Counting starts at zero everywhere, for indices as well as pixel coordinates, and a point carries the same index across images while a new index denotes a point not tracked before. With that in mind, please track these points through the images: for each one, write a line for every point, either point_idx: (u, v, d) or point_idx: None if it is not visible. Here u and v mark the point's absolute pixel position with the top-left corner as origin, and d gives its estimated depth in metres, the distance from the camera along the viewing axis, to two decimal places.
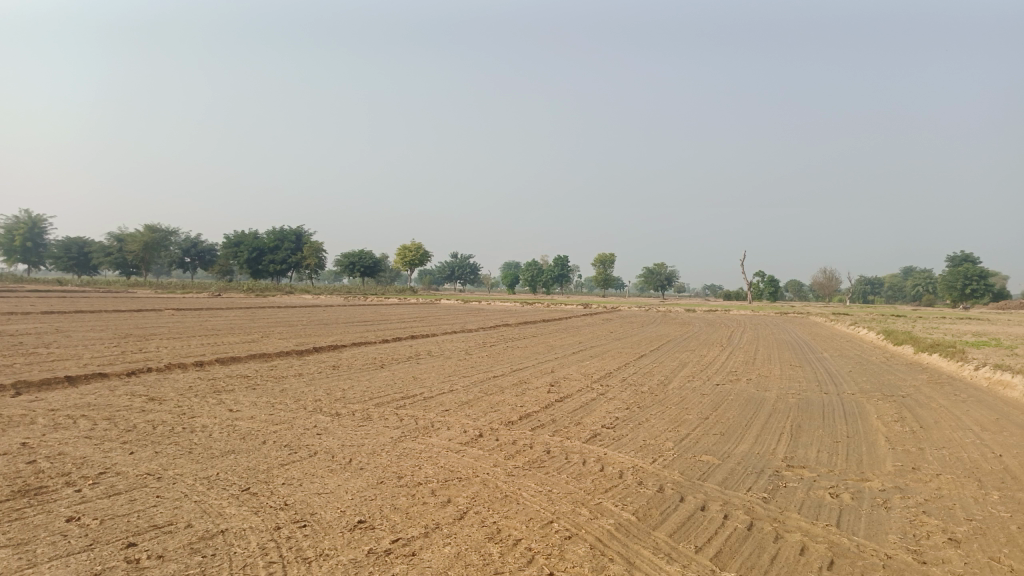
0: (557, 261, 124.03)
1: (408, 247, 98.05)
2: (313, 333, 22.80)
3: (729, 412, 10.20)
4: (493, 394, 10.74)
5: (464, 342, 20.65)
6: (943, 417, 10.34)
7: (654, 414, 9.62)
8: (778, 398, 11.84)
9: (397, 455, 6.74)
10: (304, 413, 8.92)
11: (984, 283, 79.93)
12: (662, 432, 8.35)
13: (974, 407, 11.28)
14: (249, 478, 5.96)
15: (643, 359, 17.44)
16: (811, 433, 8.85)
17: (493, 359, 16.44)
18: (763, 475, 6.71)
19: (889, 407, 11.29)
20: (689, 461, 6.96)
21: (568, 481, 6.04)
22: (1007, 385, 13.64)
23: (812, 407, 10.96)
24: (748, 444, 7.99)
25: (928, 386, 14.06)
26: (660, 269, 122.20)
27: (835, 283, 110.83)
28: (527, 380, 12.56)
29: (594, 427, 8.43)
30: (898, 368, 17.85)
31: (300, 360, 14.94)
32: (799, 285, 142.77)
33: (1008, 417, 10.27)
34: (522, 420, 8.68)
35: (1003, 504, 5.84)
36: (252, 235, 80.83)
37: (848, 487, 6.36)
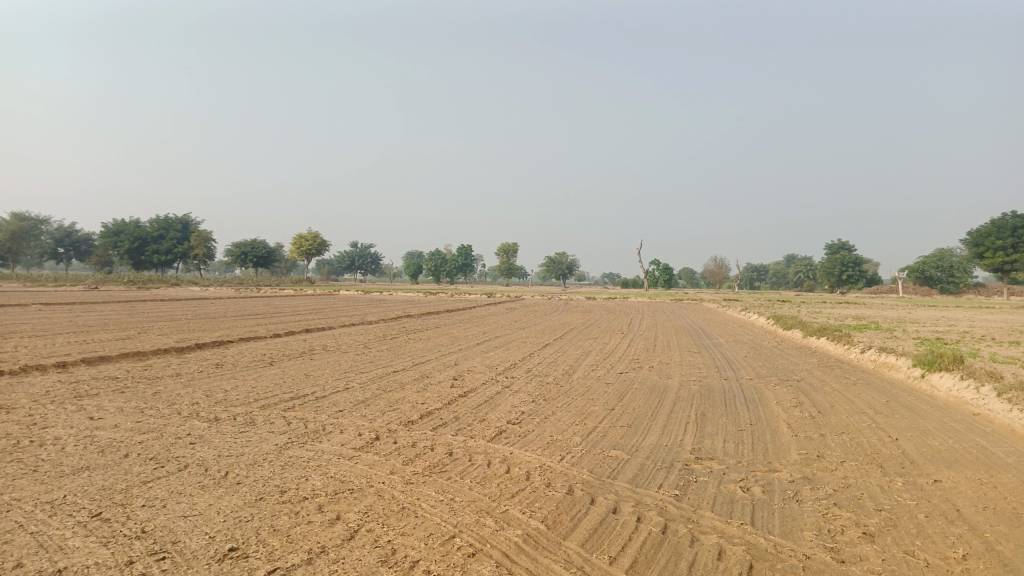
0: (460, 251, 123.33)
1: (305, 236, 94.83)
2: (198, 328, 21.28)
3: (635, 402, 10.01)
4: (391, 390, 10.13)
5: (363, 335, 19.81)
6: (838, 400, 10.55)
7: (559, 407, 9.29)
8: (681, 386, 11.80)
9: (282, 466, 6.06)
10: (178, 419, 8.03)
11: (859, 270, 85.43)
12: (569, 427, 8.02)
13: (865, 389, 11.61)
14: (102, 501, 5.14)
15: (547, 348, 17.20)
16: (716, 421, 8.76)
17: (393, 352, 15.75)
18: (673, 469, 6.46)
19: (786, 392, 11.45)
20: (598, 458, 6.63)
21: (471, 487, 5.56)
22: (891, 367, 14.21)
23: (715, 395, 10.94)
24: (657, 436, 7.77)
25: (820, 370, 14.45)
26: (561, 258, 123.87)
27: (724, 271, 115.87)
28: (429, 375, 12.01)
29: (498, 424, 8.00)
30: (790, 352, 18.43)
31: (180, 358, 13.77)
32: (693, 273, 148.20)
33: (897, 398, 10.59)
34: (422, 419, 8.13)
35: (908, 490, 5.82)
36: (134, 224, 75.83)
37: (758, 480, 6.19)
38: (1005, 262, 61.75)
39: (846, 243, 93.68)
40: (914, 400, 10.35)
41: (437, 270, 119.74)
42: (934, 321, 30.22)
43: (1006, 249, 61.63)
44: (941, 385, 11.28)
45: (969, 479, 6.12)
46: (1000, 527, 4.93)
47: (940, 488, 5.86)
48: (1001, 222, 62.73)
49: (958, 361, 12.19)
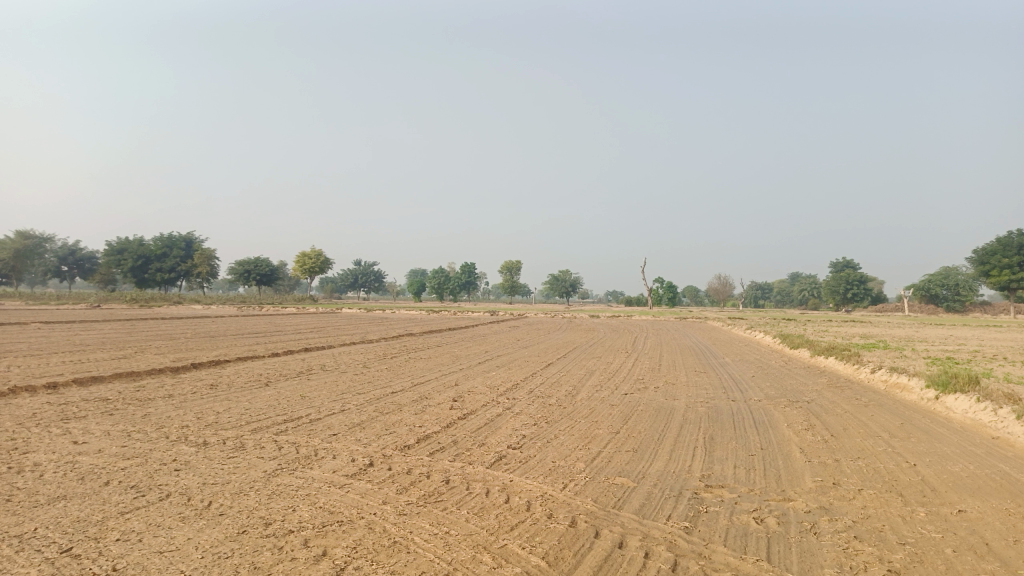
0: (464, 268, 123.20)
1: (308, 254, 94.76)
2: (196, 347, 21.00)
3: (640, 424, 9.68)
4: (389, 413, 9.81)
5: (363, 355, 19.50)
6: (851, 423, 10.21)
7: (562, 430, 8.95)
8: (687, 407, 11.45)
9: (268, 496, 5.75)
10: (165, 444, 7.73)
11: (864, 288, 85.02)
12: (572, 451, 7.69)
13: (877, 411, 11.24)
14: (74, 535, 4.83)
15: (550, 368, 16.86)
16: (725, 445, 8.42)
17: (392, 372, 15.45)
18: (682, 498, 6.12)
19: (796, 413, 11.11)
20: (602, 485, 6.30)
21: (467, 519, 5.24)
22: (904, 388, 13.84)
23: (723, 417, 10.60)
24: (664, 461, 7.43)
25: (830, 391, 14.08)
26: (565, 276, 123.72)
27: (728, 290, 115.75)
28: (428, 396, 11.68)
29: (498, 449, 7.67)
30: (798, 372, 18.06)
31: (174, 378, 13.48)
32: (697, 291, 147.80)
33: (912, 421, 10.23)
34: (419, 443, 7.81)
35: (932, 522, 5.47)
36: (138, 242, 75.82)
37: (772, 510, 5.85)
38: (1011, 280, 61.38)
39: (851, 261, 93.30)
40: (930, 423, 9.99)
41: (441, 288, 119.56)
42: (943, 339, 29.78)
43: (1012, 267, 61.28)
44: (957, 407, 10.91)
45: (996, 509, 5.77)
46: None
47: (966, 519, 5.52)
48: (1007, 240, 62.43)
49: (974, 382, 11.82)
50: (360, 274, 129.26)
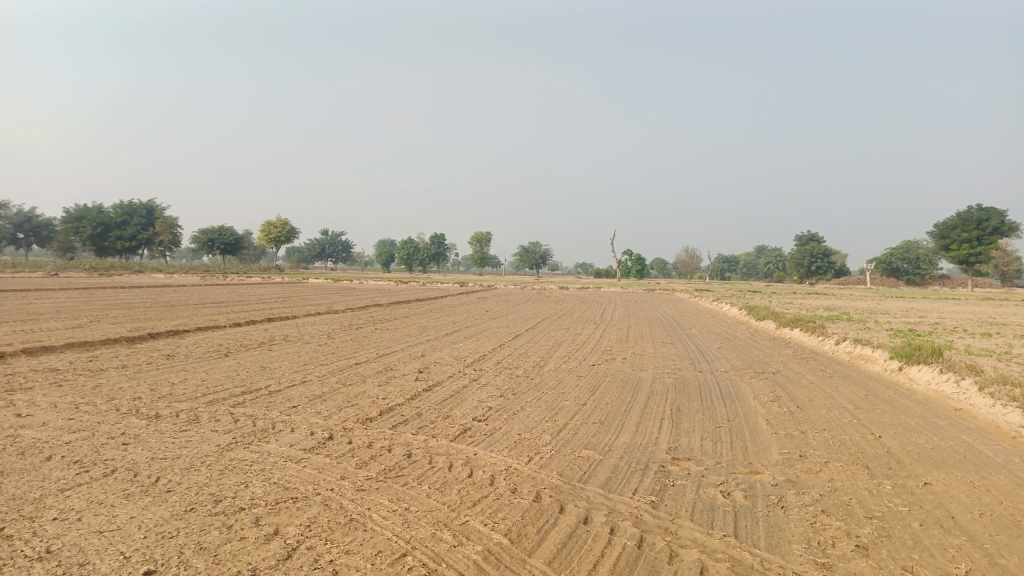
0: (433, 239, 122.27)
1: (274, 223, 93.10)
2: (156, 317, 20.43)
3: (608, 396, 9.57)
4: (351, 385, 9.57)
5: (329, 325, 19.15)
6: (816, 394, 10.23)
7: (529, 402, 8.80)
8: (655, 378, 11.39)
9: (220, 472, 5.50)
10: (115, 416, 7.40)
11: (828, 261, 86.34)
12: (539, 423, 7.54)
13: (842, 383, 11.30)
14: (9, 514, 4.55)
15: (518, 339, 16.71)
16: (692, 417, 8.34)
17: (357, 343, 15.16)
18: (649, 471, 6.01)
19: (762, 385, 11.11)
20: (568, 458, 6.16)
21: (428, 495, 5.06)
22: (867, 360, 13.97)
23: (690, 388, 10.54)
24: (631, 434, 7.32)
25: (796, 362, 14.15)
26: (535, 248, 123.53)
27: (695, 262, 116.79)
28: (393, 367, 11.45)
29: (463, 421, 7.49)
30: (764, 343, 18.18)
31: (130, 349, 13.04)
32: (665, 263, 148.88)
33: (876, 392, 10.28)
34: (381, 416, 7.60)
35: (898, 495, 5.42)
36: (97, 209, 73.65)
37: (739, 483, 5.76)
38: (970, 255, 62.76)
39: (816, 235, 94.56)
40: (893, 394, 10.05)
41: (410, 258, 118.51)
42: (904, 312, 30.32)
43: (971, 242, 62.63)
44: (920, 379, 11.01)
45: (961, 482, 5.75)
46: (1001, 536, 4.55)
47: (932, 492, 5.48)
48: (967, 215, 63.66)
49: (936, 354, 11.94)
50: (328, 244, 127.57)
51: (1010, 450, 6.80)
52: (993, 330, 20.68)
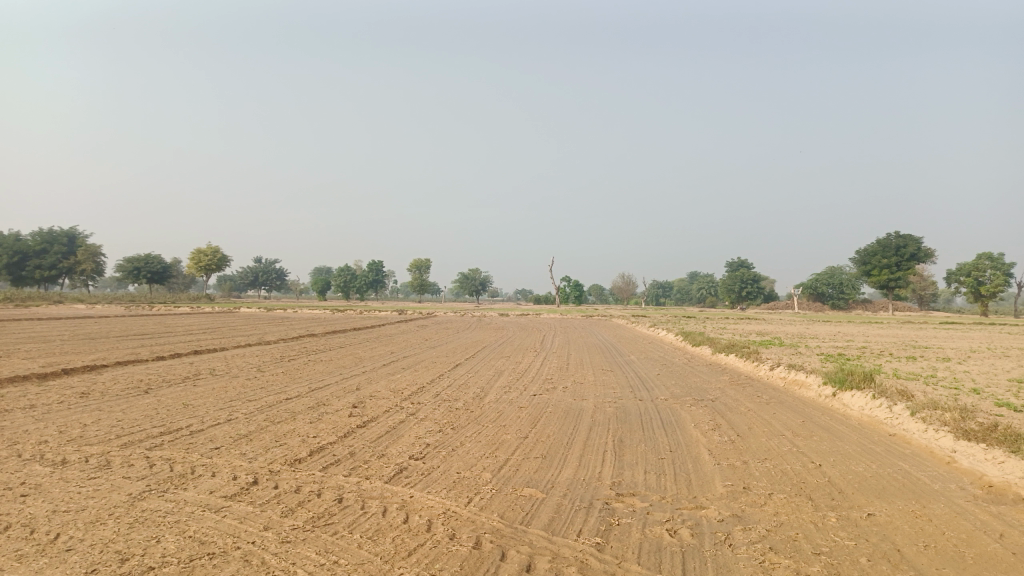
0: (371, 266, 120.73)
1: (204, 251, 90.26)
2: (72, 351, 19.24)
3: (549, 428, 9.35)
4: (280, 423, 9.07)
5: (259, 358, 18.38)
6: (755, 422, 10.25)
7: (468, 437, 8.49)
8: (596, 408, 11.23)
9: (130, 526, 5.02)
10: (14, 464, 6.76)
11: (758, 287, 88.89)
12: (479, 460, 7.25)
13: (779, 409, 11.38)
14: None
15: (457, 369, 16.37)
16: (634, 449, 8.18)
17: (289, 376, 14.55)
18: (593, 509, 5.79)
19: (702, 412, 11.08)
20: (509, 498, 5.89)
21: (360, 545, 4.71)
22: (802, 385, 14.18)
23: (632, 418, 10.41)
24: (573, 469, 7.10)
25: (733, 389, 14.25)
26: (474, 275, 123.30)
27: (631, 288, 118.64)
28: (326, 402, 10.95)
29: (399, 460, 7.13)
30: (701, 370, 18.32)
31: (40, 386, 12.15)
32: (602, 289, 150.82)
33: (813, 419, 10.36)
34: (311, 458, 7.17)
35: (844, 528, 5.35)
36: (12, 237, 69.91)
37: (685, 519, 5.60)
38: (890, 280, 65.60)
39: (746, 261, 97.38)
40: (829, 420, 10.15)
41: (347, 286, 116.61)
42: (832, 336, 31.25)
43: (891, 268, 65.49)
44: (853, 405, 11.20)
45: (903, 511, 5.73)
46: (947, 570, 4.50)
47: (876, 524, 5.44)
48: (886, 242, 66.60)
49: (868, 379, 12.17)
50: (262, 271, 124.46)
51: (946, 476, 6.88)
52: (917, 354, 21.42)
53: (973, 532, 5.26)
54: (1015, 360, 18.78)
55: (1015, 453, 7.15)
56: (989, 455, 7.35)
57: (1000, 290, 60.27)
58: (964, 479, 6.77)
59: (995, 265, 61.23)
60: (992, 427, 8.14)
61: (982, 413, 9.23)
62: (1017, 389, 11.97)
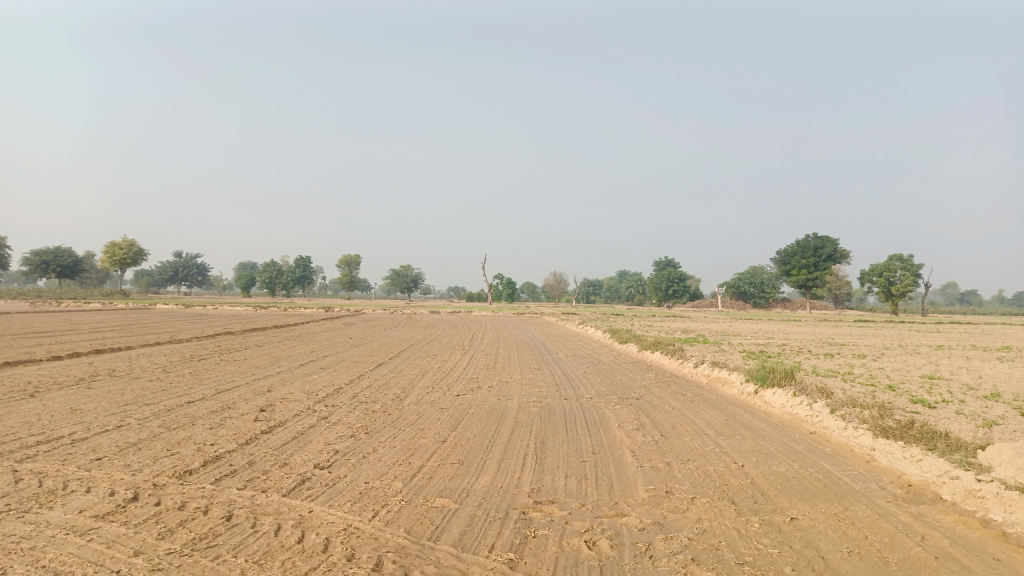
0: (298, 262, 117.51)
1: (118, 244, 85.92)
2: None
3: (469, 430, 8.92)
4: (176, 431, 8.34)
5: (167, 358, 17.27)
6: (679, 420, 10.09)
7: (381, 442, 7.96)
8: (519, 408, 10.87)
9: None
10: None
11: (684, 285, 90.90)
12: (391, 468, 6.75)
13: (703, 407, 11.27)
14: None
15: (379, 368, 15.74)
16: (556, 451, 7.83)
17: (196, 378, 13.63)
18: (509, 519, 5.40)
19: (626, 411, 10.87)
20: (419, 511, 5.45)
21: (243, 571, 4.18)
22: (726, 382, 14.22)
23: (556, 418, 10.07)
24: (491, 475, 6.68)
25: (658, 387, 14.14)
26: (406, 272, 121.74)
27: (562, 286, 119.71)
28: (231, 406, 10.20)
29: (302, 470, 6.59)
30: (627, 367, 18.27)
31: None
32: (533, 287, 151.47)
33: (736, 417, 10.28)
34: (204, 470, 6.57)
35: (767, 534, 5.13)
36: None
37: (605, 529, 5.27)
38: (808, 280, 68.04)
39: (673, 260, 99.35)
40: (752, 418, 10.09)
41: (272, 282, 113.18)
42: (753, 334, 31.95)
43: (809, 268, 67.91)
44: (775, 402, 11.22)
45: (825, 515, 5.57)
46: None
47: (799, 529, 5.25)
48: (805, 243, 68.98)
49: (790, 377, 12.24)
50: (182, 267, 119.59)
51: (866, 475, 6.82)
52: (834, 351, 21.99)
53: (896, 535, 5.13)
54: (924, 356, 19.47)
55: (932, 451, 7.17)
56: (907, 452, 7.36)
57: (908, 289, 63.30)
58: (883, 478, 6.71)
59: (904, 266, 64.26)
60: (909, 424, 8.19)
61: (898, 410, 9.33)
62: (929, 386, 12.27)
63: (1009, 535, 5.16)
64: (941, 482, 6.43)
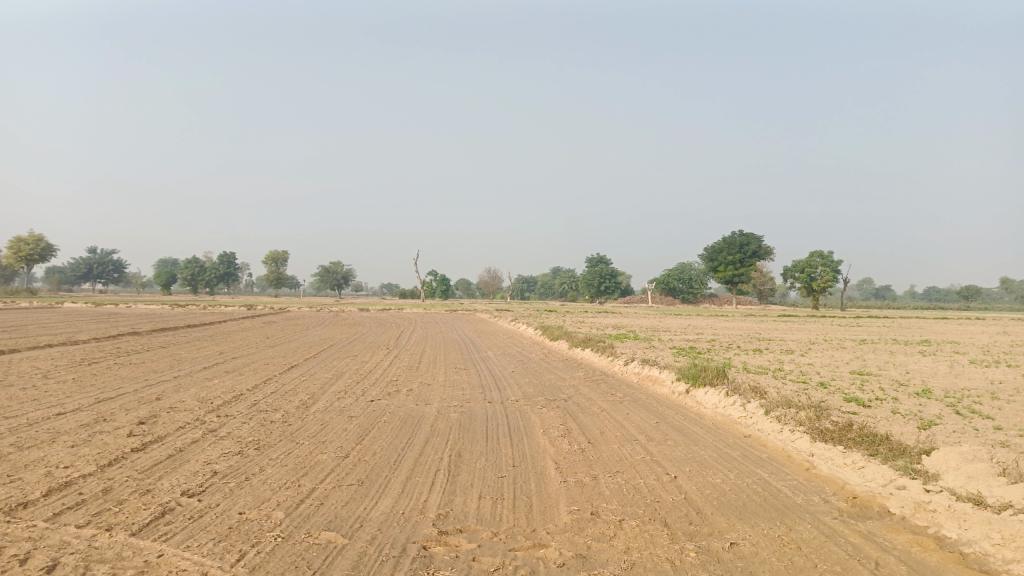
0: (222, 259, 113.05)
1: (24, 239, 80.62)
2: None
3: (377, 442, 7.97)
4: (28, 451, 7.12)
5: (52, 362, 15.59)
6: (608, 424, 9.40)
7: (271, 461, 6.94)
8: (437, 413, 9.96)
9: None
10: None
11: (616, 282, 91.75)
12: (274, 495, 5.77)
13: (633, 409, 10.62)
14: None
15: (291, 371, 14.56)
16: (472, 464, 6.98)
17: (78, 385, 12.17)
18: (405, 557, 4.53)
19: (552, 414, 10.11)
20: (294, 551, 4.51)
21: None
22: (656, 381, 13.69)
23: (476, 424, 9.20)
24: (393, 497, 5.77)
25: (587, 387, 13.45)
26: (336, 268, 118.68)
27: (497, 282, 119.37)
28: (107, 419, 8.96)
29: (167, 500, 5.57)
30: (557, 366, 17.60)
31: None
32: (467, 283, 150.51)
33: (667, 420, 9.65)
34: (45, 501, 5.48)
35: (704, 567, 4.42)
36: None
37: (517, 566, 4.45)
38: (735, 276, 69.36)
39: (605, 257, 100.01)
40: (683, 421, 9.49)
41: (194, 279, 108.36)
42: (682, 330, 31.96)
43: (736, 264, 69.32)
44: (707, 403, 10.69)
45: (768, 539, 4.91)
46: None
47: (740, 558, 4.57)
48: (731, 239, 70.26)
49: (722, 375, 11.77)
50: (97, 263, 113.24)
51: (808, 486, 6.23)
52: (762, 346, 21.89)
53: (848, 563, 4.49)
54: (850, 351, 19.55)
55: (875, 458, 6.68)
56: (848, 459, 6.85)
57: (828, 284, 65.31)
58: (825, 489, 6.14)
59: (825, 262, 66.24)
60: (848, 427, 7.72)
61: (834, 410, 8.90)
62: (859, 382, 12.01)
63: (969, 557, 4.60)
64: (887, 493, 5.91)
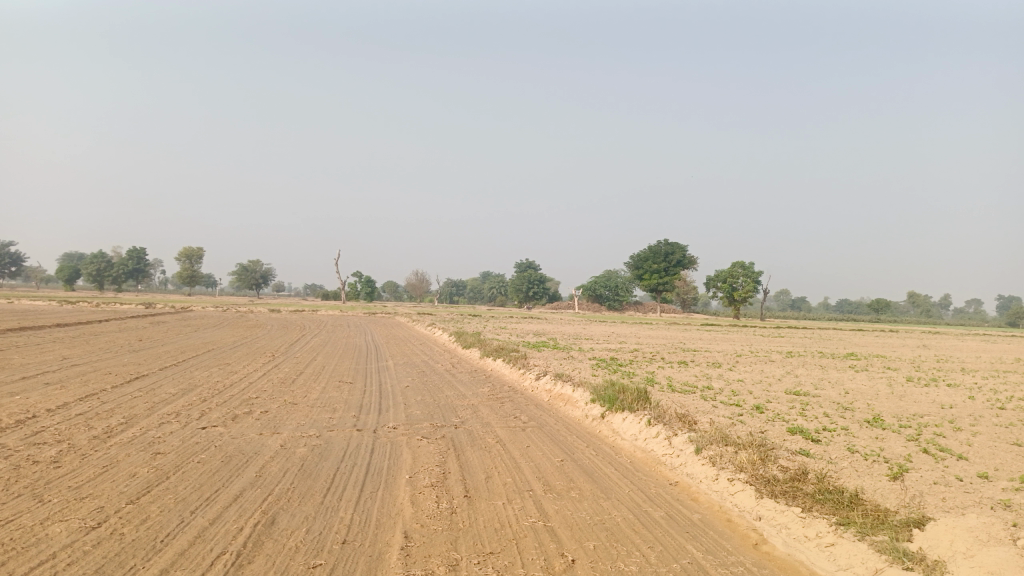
0: (132, 253, 105.57)
1: None
2: None
3: (162, 499, 5.60)
4: None
5: None
6: (499, 462, 7.31)
7: None
8: (280, 448, 7.61)
9: None
10: None
11: (543, 287, 90.47)
12: None
13: (535, 441, 8.55)
14: None
15: (128, 385, 11.80)
16: (283, 541, 4.74)
17: None
18: None
19: (431, 447, 7.94)
20: None
21: None
22: (568, 402, 11.68)
23: (324, 465, 6.95)
24: None
25: (488, 407, 11.32)
26: (254, 267, 112.99)
27: (423, 286, 116.70)
28: None
29: None
30: (461, 379, 15.43)
31: None
32: (395, 287, 146.51)
33: (576, 458, 7.60)
34: None
35: None
36: None
37: None
38: (660, 285, 68.77)
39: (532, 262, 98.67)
40: (597, 460, 7.47)
41: (99, 276, 100.99)
42: (604, 338, 30.17)
43: (660, 272, 68.67)
44: (625, 433, 8.74)
45: None
46: None
47: None
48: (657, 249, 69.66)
49: (644, 399, 9.87)
50: None
51: None
52: (687, 358, 20.26)
53: None
54: (779, 366, 18.14)
55: (847, 531, 4.81)
56: (811, 531, 4.97)
57: (750, 295, 65.56)
58: None
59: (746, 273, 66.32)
60: (803, 478, 5.87)
61: (779, 448, 7.05)
62: (800, 407, 10.32)
63: None
64: None
